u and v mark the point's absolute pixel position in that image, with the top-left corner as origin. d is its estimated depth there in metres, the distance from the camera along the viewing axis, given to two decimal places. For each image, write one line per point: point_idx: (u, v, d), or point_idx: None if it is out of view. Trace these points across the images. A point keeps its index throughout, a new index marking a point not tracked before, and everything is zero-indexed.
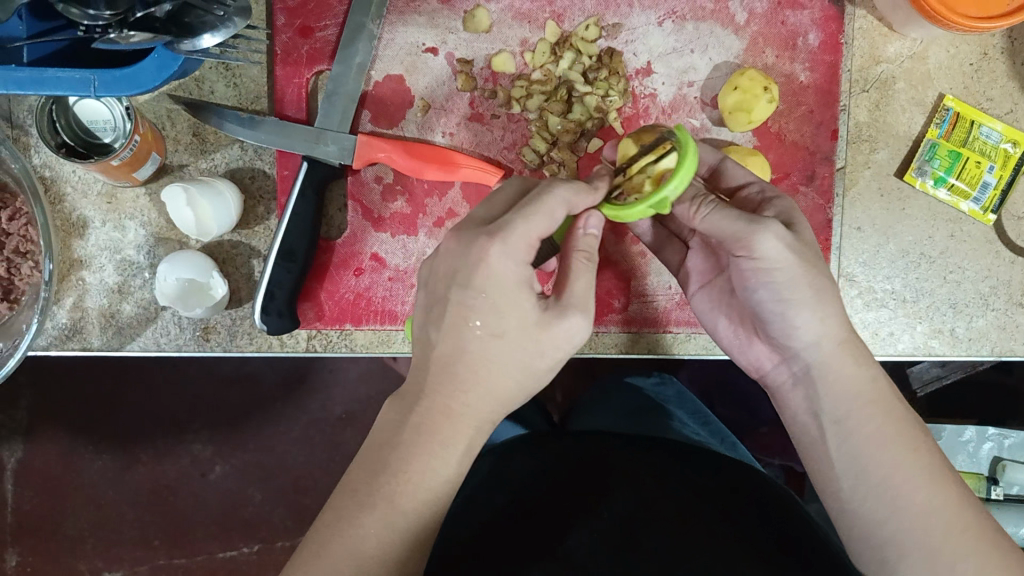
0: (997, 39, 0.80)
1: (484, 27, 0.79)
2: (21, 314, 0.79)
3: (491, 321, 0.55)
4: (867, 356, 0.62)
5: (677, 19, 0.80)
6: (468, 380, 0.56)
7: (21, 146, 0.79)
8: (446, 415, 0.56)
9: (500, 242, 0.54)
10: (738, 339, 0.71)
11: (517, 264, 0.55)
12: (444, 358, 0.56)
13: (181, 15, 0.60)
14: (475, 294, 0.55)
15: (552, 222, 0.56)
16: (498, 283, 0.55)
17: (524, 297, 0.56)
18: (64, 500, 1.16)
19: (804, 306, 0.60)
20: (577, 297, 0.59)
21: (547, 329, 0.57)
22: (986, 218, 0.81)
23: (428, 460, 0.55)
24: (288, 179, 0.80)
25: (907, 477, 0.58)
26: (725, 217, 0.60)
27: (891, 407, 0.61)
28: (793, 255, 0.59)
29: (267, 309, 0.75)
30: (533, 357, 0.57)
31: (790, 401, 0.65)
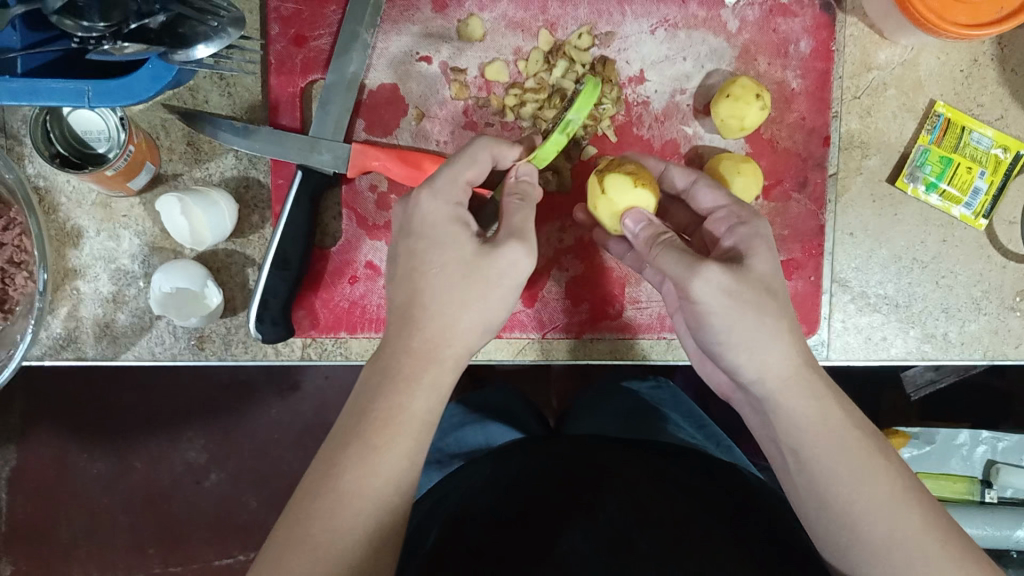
0: (987, 46, 0.81)
1: (478, 36, 0.80)
2: (16, 324, 0.79)
3: (436, 255, 0.61)
4: (817, 386, 0.62)
5: (669, 27, 0.80)
6: (427, 317, 0.60)
7: (15, 157, 0.79)
8: (415, 353, 0.59)
9: (429, 187, 0.63)
10: (703, 361, 0.75)
11: (446, 203, 0.63)
12: (401, 307, 0.61)
13: (176, 25, 0.60)
14: (415, 238, 0.62)
15: (477, 167, 0.65)
16: (433, 223, 0.62)
17: (459, 231, 0.62)
18: (59, 508, 1.16)
19: (739, 348, 0.61)
20: (515, 228, 0.62)
21: (486, 259, 0.61)
22: (978, 223, 0.81)
23: (397, 399, 0.57)
24: (282, 188, 0.80)
25: (866, 505, 0.57)
26: (671, 256, 0.62)
27: (848, 438, 0.60)
28: (725, 298, 0.60)
29: (262, 318, 0.75)
30: (490, 294, 0.61)
31: (752, 421, 0.67)
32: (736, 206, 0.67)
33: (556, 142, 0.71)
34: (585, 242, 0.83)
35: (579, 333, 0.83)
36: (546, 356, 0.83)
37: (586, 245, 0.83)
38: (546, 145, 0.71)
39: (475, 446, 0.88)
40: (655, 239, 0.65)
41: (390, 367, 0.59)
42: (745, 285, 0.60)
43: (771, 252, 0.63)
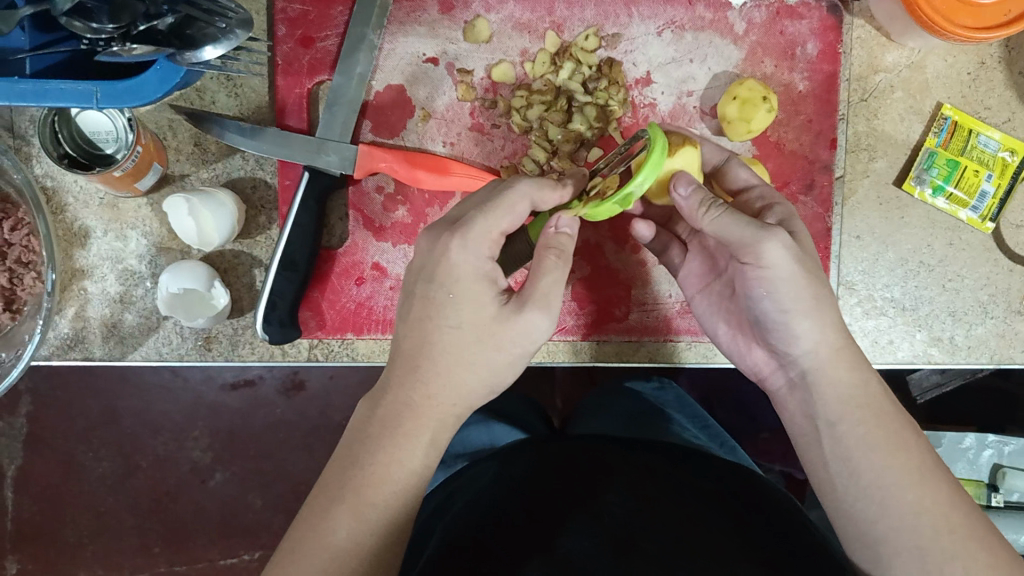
0: (995, 48, 0.81)
1: (484, 38, 0.80)
2: (24, 324, 0.79)
3: (453, 314, 0.59)
4: (862, 360, 0.64)
5: (676, 29, 0.80)
6: (433, 374, 0.58)
7: (23, 157, 0.79)
8: (410, 410, 0.58)
9: (460, 237, 0.59)
10: (733, 343, 0.73)
11: (478, 258, 0.59)
12: (408, 353, 0.59)
13: (183, 27, 0.61)
14: (440, 288, 0.59)
15: (513, 217, 0.60)
16: (457, 278, 0.59)
17: (483, 289, 0.59)
18: (64, 507, 1.16)
19: (803, 316, 0.62)
20: (539, 294, 0.60)
21: (503, 325, 0.59)
22: (985, 225, 0.81)
23: (392, 455, 0.56)
24: (289, 189, 0.80)
25: (899, 477, 0.58)
26: (736, 220, 0.61)
27: (883, 413, 0.61)
28: (794, 263, 0.61)
29: (269, 319, 0.75)
30: (496, 359, 0.60)
31: (790, 408, 0.66)
32: (767, 186, 0.70)
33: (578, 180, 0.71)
34: (590, 245, 0.83)
35: (585, 335, 0.83)
36: (552, 358, 0.83)
37: (592, 247, 0.83)
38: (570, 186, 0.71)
39: (479, 446, 0.89)
40: (711, 202, 0.63)
41: (389, 418, 0.57)
42: (805, 255, 0.63)
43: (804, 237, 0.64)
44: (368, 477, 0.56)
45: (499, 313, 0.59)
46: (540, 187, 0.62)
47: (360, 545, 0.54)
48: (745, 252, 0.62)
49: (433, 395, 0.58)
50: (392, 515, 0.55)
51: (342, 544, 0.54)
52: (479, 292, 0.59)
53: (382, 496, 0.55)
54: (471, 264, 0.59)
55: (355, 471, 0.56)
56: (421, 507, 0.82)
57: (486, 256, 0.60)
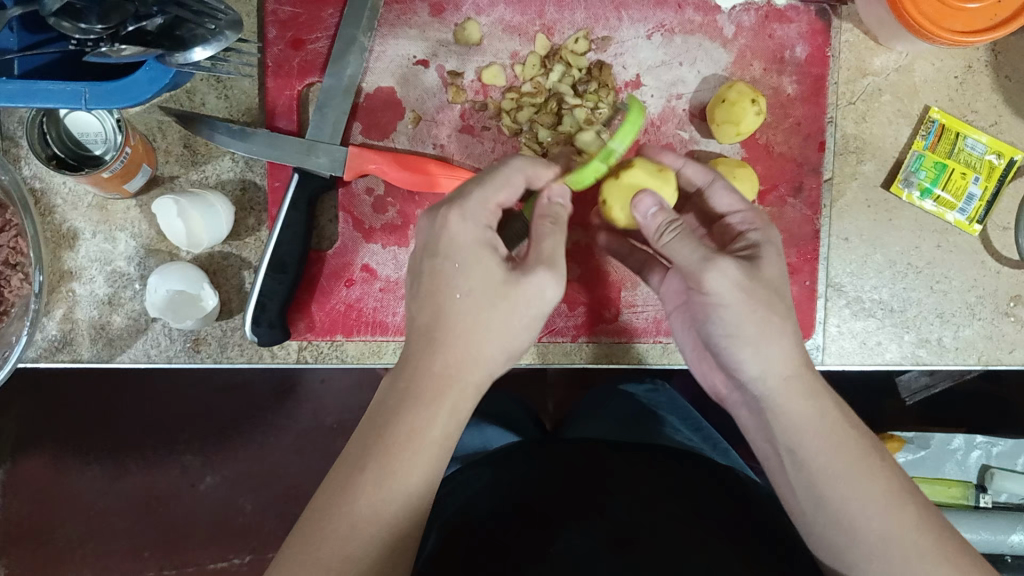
0: (981, 53, 0.82)
1: (474, 40, 0.80)
2: (11, 325, 0.78)
3: (464, 280, 0.60)
4: (819, 389, 0.62)
5: (666, 32, 0.81)
6: (452, 339, 0.59)
7: (11, 158, 0.79)
8: (433, 380, 0.58)
9: (459, 208, 0.61)
10: (698, 361, 0.74)
11: (476, 225, 0.61)
12: (421, 328, 0.60)
13: (172, 28, 0.61)
14: (446, 260, 0.60)
15: (509, 189, 0.63)
16: (459, 246, 0.60)
17: (487, 255, 0.60)
18: (54, 511, 1.15)
19: (747, 343, 0.62)
20: (544, 256, 0.61)
21: (514, 286, 0.60)
22: (972, 228, 0.82)
23: (415, 423, 0.56)
24: (279, 191, 0.80)
25: (864, 506, 0.58)
26: (685, 245, 0.63)
27: (844, 439, 0.60)
28: (741, 292, 0.61)
29: (258, 321, 0.75)
30: (513, 319, 0.60)
31: (747, 427, 0.68)
32: (751, 212, 0.67)
33: (596, 167, 0.71)
34: (581, 246, 0.83)
35: (576, 337, 0.83)
36: (541, 359, 0.83)
37: (583, 248, 0.83)
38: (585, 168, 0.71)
39: (473, 450, 0.89)
40: (667, 227, 0.64)
41: (410, 391, 0.57)
42: (759, 285, 0.62)
43: (780, 257, 0.64)
44: (391, 447, 0.55)
45: (509, 276, 0.60)
46: (532, 163, 0.65)
47: (383, 513, 0.53)
48: (693, 280, 0.63)
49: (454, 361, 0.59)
50: (415, 482, 0.55)
51: (364, 513, 0.53)
52: (485, 257, 0.60)
53: (409, 470, 0.55)
54: (470, 231, 0.61)
55: (378, 441, 0.55)
56: None
57: (486, 224, 0.61)
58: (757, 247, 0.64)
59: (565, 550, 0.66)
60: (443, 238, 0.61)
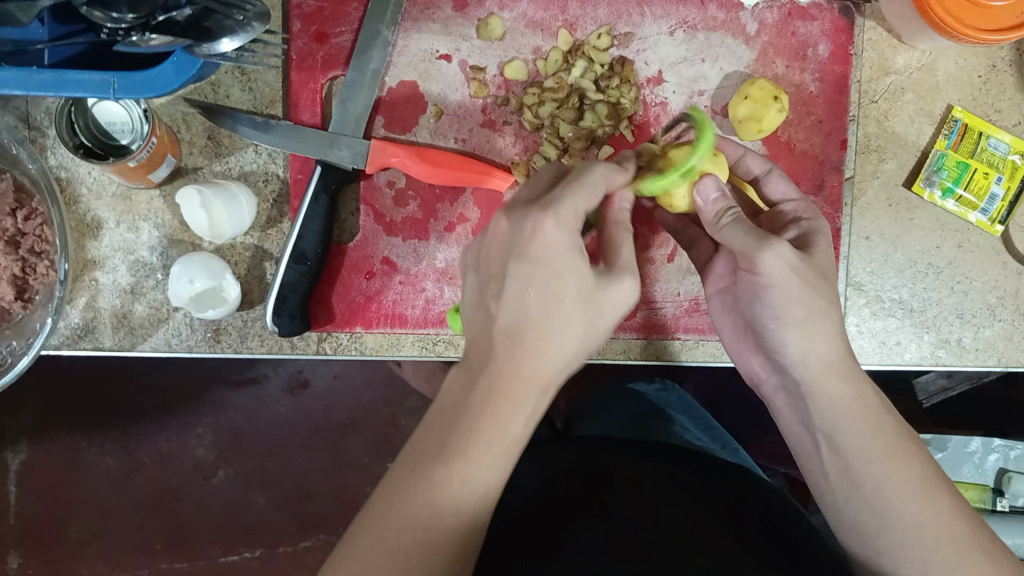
0: (1006, 52, 0.81)
1: (497, 35, 0.80)
2: (35, 313, 0.80)
3: (557, 284, 0.56)
4: (857, 374, 0.63)
5: (688, 28, 0.81)
6: (536, 342, 0.56)
7: (38, 147, 0.79)
8: (514, 381, 0.54)
9: (553, 214, 0.56)
10: (739, 346, 0.73)
11: (570, 234, 0.57)
12: (504, 330, 0.56)
13: (200, 19, 0.61)
14: (531, 263, 0.57)
15: (596, 195, 0.59)
16: (552, 252, 0.57)
17: (581, 262, 0.57)
18: (69, 501, 1.16)
19: (794, 325, 0.63)
20: (627, 260, 0.61)
21: (603, 291, 0.59)
22: (994, 228, 0.81)
23: (495, 428, 0.53)
24: (301, 183, 0.81)
25: (898, 488, 0.58)
26: (740, 228, 0.63)
27: (881, 422, 0.61)
28: (793, 274, 0.61)
29: (279, 312, 0.76)
30: (594, 323, 0.59)
31: (784, 412, 0.67)
32: (804, 202, 0.70)
33: (672, 178, 0.64)
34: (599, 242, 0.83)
35: None
36: None
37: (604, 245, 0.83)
38: (660, 179, 0.64)
39: None
40: (727, 210, 0.64)
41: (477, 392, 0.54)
42: (809, 267, 0.62)
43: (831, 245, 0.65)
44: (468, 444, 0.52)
45: (598, 282, 0.58)
46: (618, 168, 0.61)
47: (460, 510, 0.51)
48: (746, 260, 0.63)
49: (537, 363, 0.56)
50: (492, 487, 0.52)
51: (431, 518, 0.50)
52: (579, 265, 0.57)
53: (488, 463, 0.52)
54: (565, 239, 0.57)
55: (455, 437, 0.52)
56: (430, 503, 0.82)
57: (578, 232, 0.58)
58: (812, 230, 0.66)
59: (578, 554, 0.65)
60: (553, 249, 0.56)
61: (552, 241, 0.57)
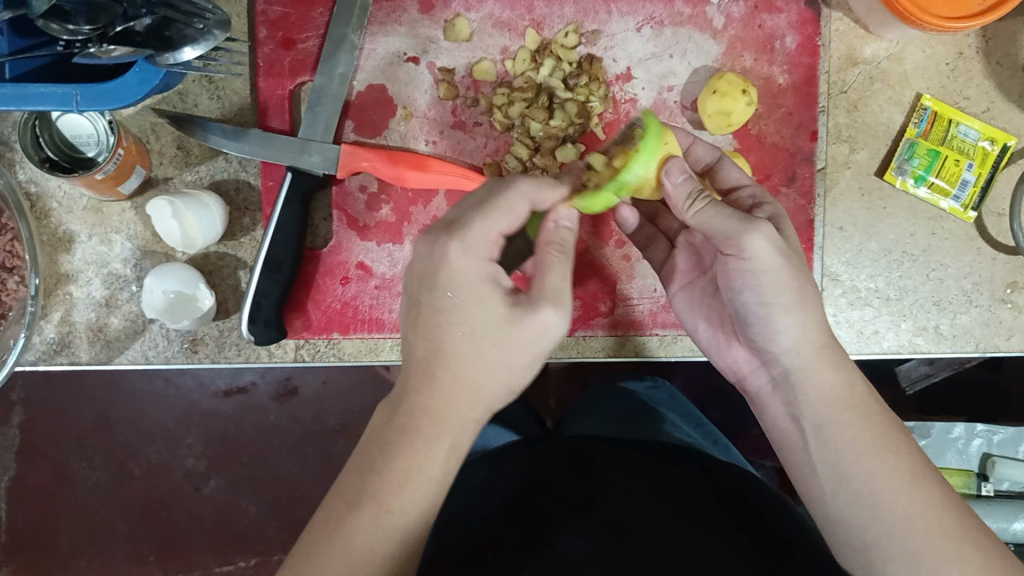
0: (972, 39, 0.82)
1: (464, 36, 0.80)
2: (9, 329, 0.79)
3: (464, 319, 0.57)
4: (846, 362, 0.63)
5: (655, 24, 0.81)
6: (450, 380, 0.57)
7: (6, 162, 0.79)
8: (431, 415, 0.56)
9: (460, 240, 0.57)
10: (722, 347, 0.72)
11: (478, 260, 0.58)
12: (422, 361, 0.58)
13: (161, 29, 0.61)
14: (445, 294, 0.58)
15: (513, 218, 0.59)
16: (467, 283, 0.58)
17: (490, 291, 0.58)
18: (57, 517, 1.16)
19: (786, 310, 0.62)
20: (549, 289, 0.60)
21: (516, 325, 0.58)
22: (967, 215, 0.81)
23: (415, 460, 0.55)
24: (272, 190, 0.80)
25: (888, 482, 0.58)
26: (718, 213, 0.63)
27: (869, 412, 0.61)
28: (779, 257, 0.61)
29: (255, 319, 0.75)
30: (512, 360, 0.59)
31: (772, 408, 0.66)
32: (758, 187, 0.71)
33: (608, 198, 0.69)
34: (574, 241, 0.83)
35: (571, 330, 0.84)
36: None
37: (577, 242, 0.84)
38: (597, 198, 0.68)
39: (473, 449, 0.90)
40: (698, 193, 0.64)
41: (405, 410, 0.57)
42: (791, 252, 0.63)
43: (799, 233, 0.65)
44: (387, 484, 0.54)
45: (511, 313, 0.58)
46: (537, 185, 0.61)
47: (374, 552, 0.53)
48: (729, 244, 0.62)
49: (448, 401, 0.57)
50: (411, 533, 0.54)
51: (359, 551, 0.53)
52: (489, 294, 0.58)
53: (402, 504, 0.54)
54: (473, 267, 0.58)
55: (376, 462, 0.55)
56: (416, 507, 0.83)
57: (489, 258, 0.59)
58: (776, 215, 0.66)
59: (565, 550, 0.65)
60: (462, 280, 0.58)
61: (460, 271, 0.58)
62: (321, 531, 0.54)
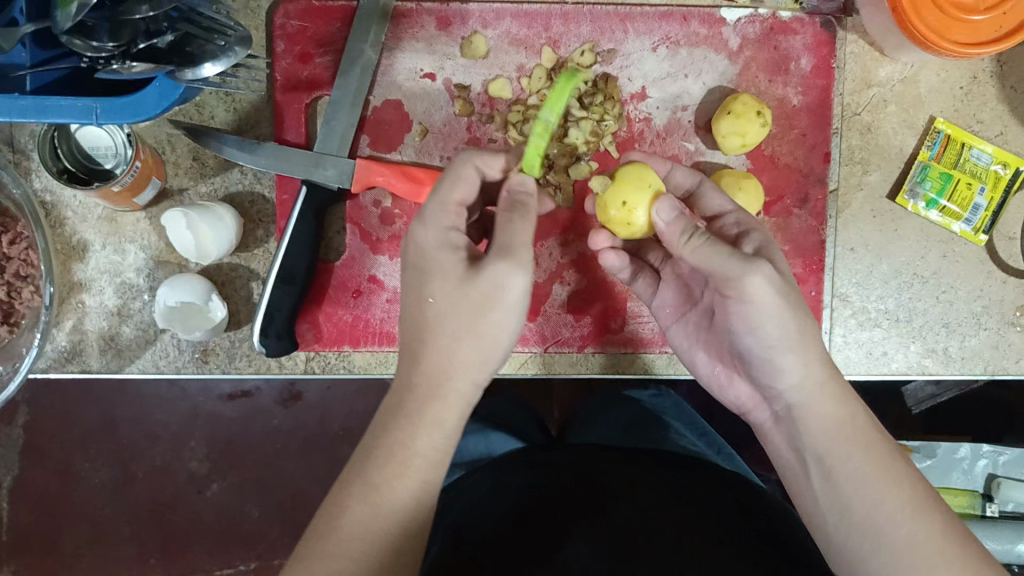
0: (986, 63, 0.82)
1: (481, 53, 0.80)
2: (22, 337, 0.79)
3: (432, 287, 0.58)
4: (848, 393, 0.64)
5: (671, 44, 0.81)
6: (427, 352, 0.58)
7: (22, 170, 0.79)
8: (421, 394, 0.57)
9: (419, 218, 0.60)
10: (729, 381, 0.73)
11: (438, 229, 0.59)
12: (406, 333, 0.60)
13: (182, 45, 0.62)
14: (420, 274, 0.59)
15: (470, 185, 0.61)
16: (425, 254, 0.60)
17: (448, 255, 0.59)
18: (61, 516, 1.16)
19: (788, 351, 0.63)
20: (504, 245, 0.58)
21: (473, 283, 0.57)
22: (978, 238, 0.81)
23: (402, 436, 0.56)
24: (287, 204, 0.80)
25: (890, 511, 0.58)
26: (718, 251, 0.62)
27: (871, 441, 0.61)
28: (779, 297, 0.61)
29: (266, 332, 0.76)
30: (493, 324, 0.58)
31: (776, 441, 0.67)
32: (742, 210, 0.70)
33: (536, 145, 0.61)
34: (587, 256, 0.83)
35: (582, 346, 0.84)
36: (549, 369, 0.84)
37: (589, 259, 0.83)
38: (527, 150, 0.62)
39: (477, 455, 0.88)
40: (694, 229, 0.64)
41: (398, 404, 0.58)
42: (789, 286, 0.62)
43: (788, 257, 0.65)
44: (381, 461, 0.56)
45: (467, 274, 0.58)
46: (480, 153, 0.62)
47: (368, 530, 0.54)
48: (730, 284, 0.62)
49: (434, 373, 0.58)
50: (405, 515, 0.55)
51: (350, 530, 0.54)
52: (449, 258, 0.59)
53: (396, 488, 0.55)
54: (434, 235, 0.59)
55: (363, 455, 0.57)
56: None
57: (449, 225, 0.60)
58: (765, 244, 0.65)
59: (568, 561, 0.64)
60: (427, 251, 0.59)
61: (423, 242, 0.59)
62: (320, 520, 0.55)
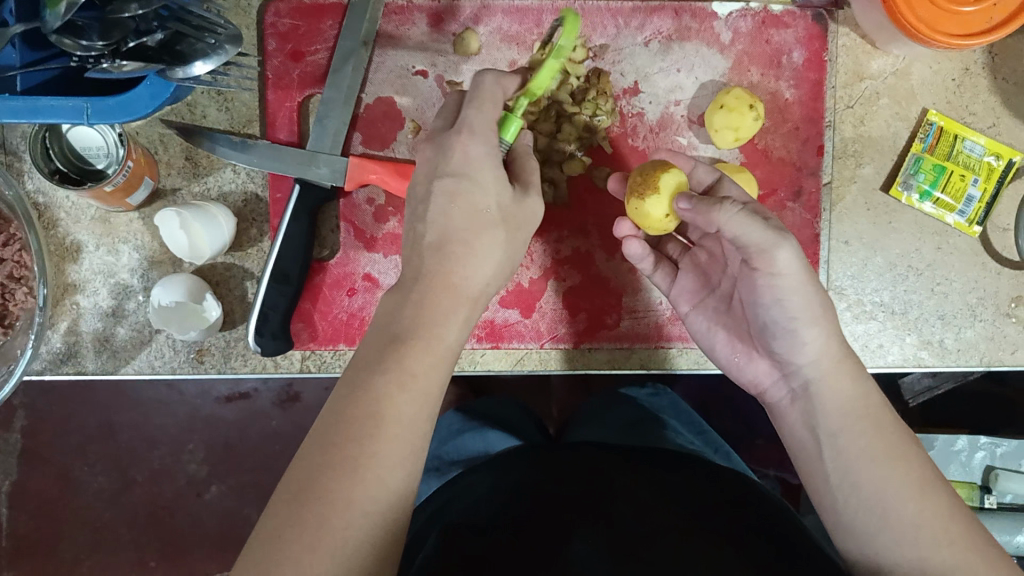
0: (978, 55, 0.82)
1: (474, 49, 0.80)
2: (17, 338, 0.79)
3: (473, 199, 0.64)
4: (864, 373, 0.65)
5: (663, 38, 0.81)
6: (452, 272, 0.62)
7: (14, 172, 0.79)
8: (418, 344, 0.57)
9: (467, 131, 0.64)
10: (744, 359, 0.72)
11: (487, 146, 0.65)
12: (433, 245, 0.63)
13: (173, 43, 0.62)
14: (451, 180, 0.64)
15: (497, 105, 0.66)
16: (469, 164, 0.64)
17: (491, 171, 0.64)
18: (60, 521, 1.16)
19: (808, 324, 0.64)
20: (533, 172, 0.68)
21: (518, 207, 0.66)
22: (971, 230, 0.82)
23: (395, 387, 0.54)
24: (280, 202, 0.80)
25: (898, 489, 0.58)
26: (755, 222, 0.61)
27: (882, 421, 0.62)
28: (803, 269, 0.63)
29: (261, 331, 0.76)
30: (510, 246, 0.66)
31: (790, 419, 0.67)
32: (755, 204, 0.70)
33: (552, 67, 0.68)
34: (581, 252, 0.83)
35: (577, 343, 0.83)
36: (544, 366, 0.83)
37: (584, 256, 0.83)
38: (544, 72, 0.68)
39: (474, 454, 0.89)
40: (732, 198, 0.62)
41: (384, 358, 0.56)
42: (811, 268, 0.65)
43: None
44: (373, 421, 0.52)
45: (515, 197, 0.66)
46: (506, 76, 0.68)
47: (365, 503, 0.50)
48: (760, 257, 0.63)
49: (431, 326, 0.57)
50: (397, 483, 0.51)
51: (341, 503, 0.49)
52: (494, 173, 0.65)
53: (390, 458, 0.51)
54: (478, 148, 0.64)
55: (355, 407, 0.53)
56: (415, 518, 0.81)
57: (493, 144, 0.65)
58: None
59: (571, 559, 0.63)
60: (469, 162, 0.64)
61: (468, 153, 0.64)
62: (301, 487, 0.49)
